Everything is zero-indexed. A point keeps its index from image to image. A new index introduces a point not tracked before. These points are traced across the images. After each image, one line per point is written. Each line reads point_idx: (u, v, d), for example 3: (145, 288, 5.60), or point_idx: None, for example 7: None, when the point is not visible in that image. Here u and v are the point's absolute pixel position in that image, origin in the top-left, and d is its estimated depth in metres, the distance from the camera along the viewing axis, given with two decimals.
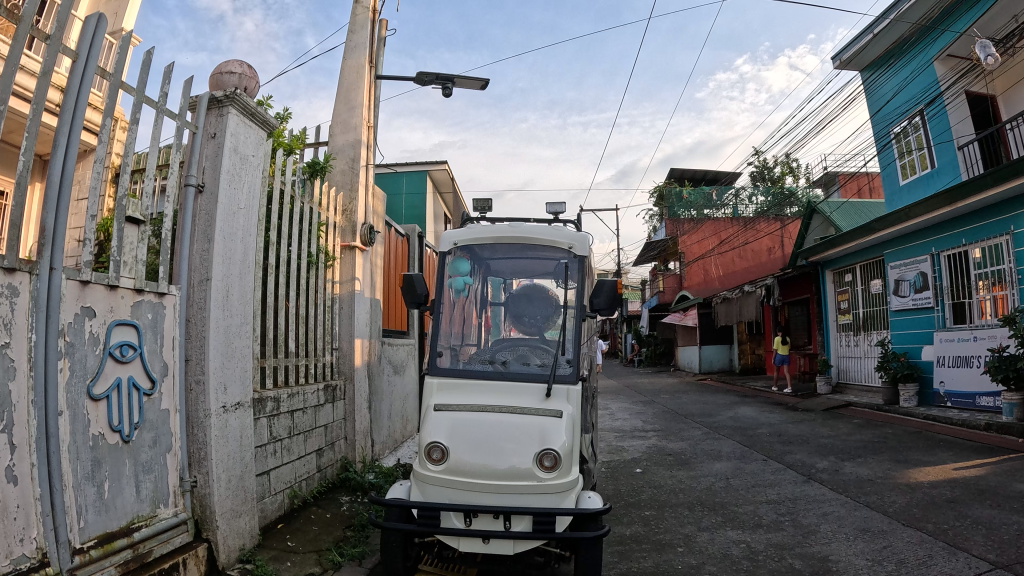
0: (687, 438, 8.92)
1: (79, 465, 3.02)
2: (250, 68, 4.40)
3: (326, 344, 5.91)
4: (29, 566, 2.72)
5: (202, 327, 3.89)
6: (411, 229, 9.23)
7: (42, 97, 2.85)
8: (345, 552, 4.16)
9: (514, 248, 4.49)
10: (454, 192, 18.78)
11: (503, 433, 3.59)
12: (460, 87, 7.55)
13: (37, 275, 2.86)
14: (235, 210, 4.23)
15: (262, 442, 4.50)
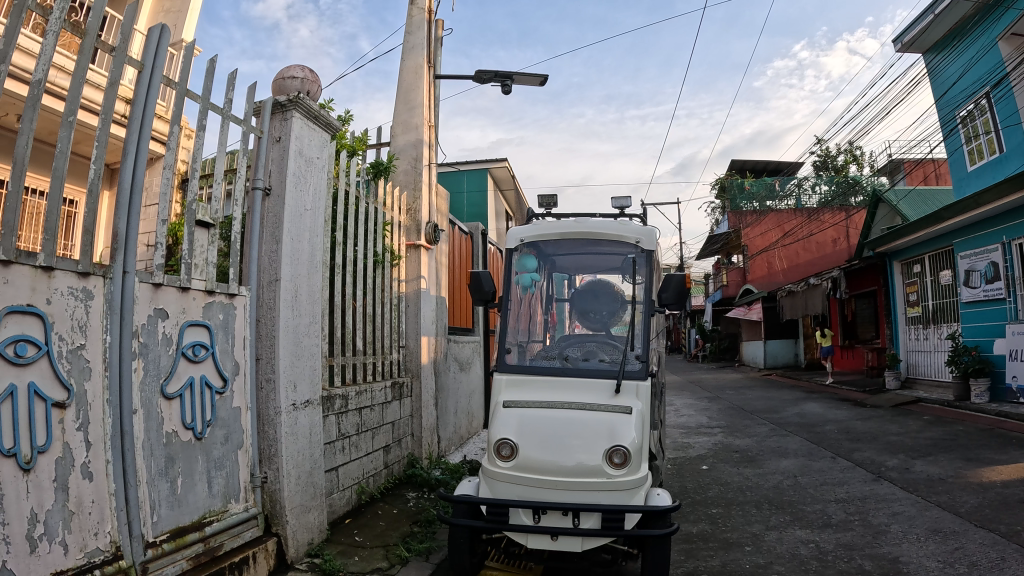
0: (754, 435, 8.72)
1: (153, 461, 3.13)
2: (312, 71, 4.46)
3: (393, 342, 5.99)
4: (102, 559, 2.81)
5: (272, 328, 3.99)
6: (474, 227, 9.27)
7: (109, 107, 2.95)
8: (412, 548, 4.18)
9: (579, 244, 4.46)
10: (515, 190, 18.83)
11: (571, 429, 3.57)
12: (520, 84, 7.55)
13: (110, 279, 2.97)
14: (302, 211, 4.32)
15: (330, 439, 4.58)
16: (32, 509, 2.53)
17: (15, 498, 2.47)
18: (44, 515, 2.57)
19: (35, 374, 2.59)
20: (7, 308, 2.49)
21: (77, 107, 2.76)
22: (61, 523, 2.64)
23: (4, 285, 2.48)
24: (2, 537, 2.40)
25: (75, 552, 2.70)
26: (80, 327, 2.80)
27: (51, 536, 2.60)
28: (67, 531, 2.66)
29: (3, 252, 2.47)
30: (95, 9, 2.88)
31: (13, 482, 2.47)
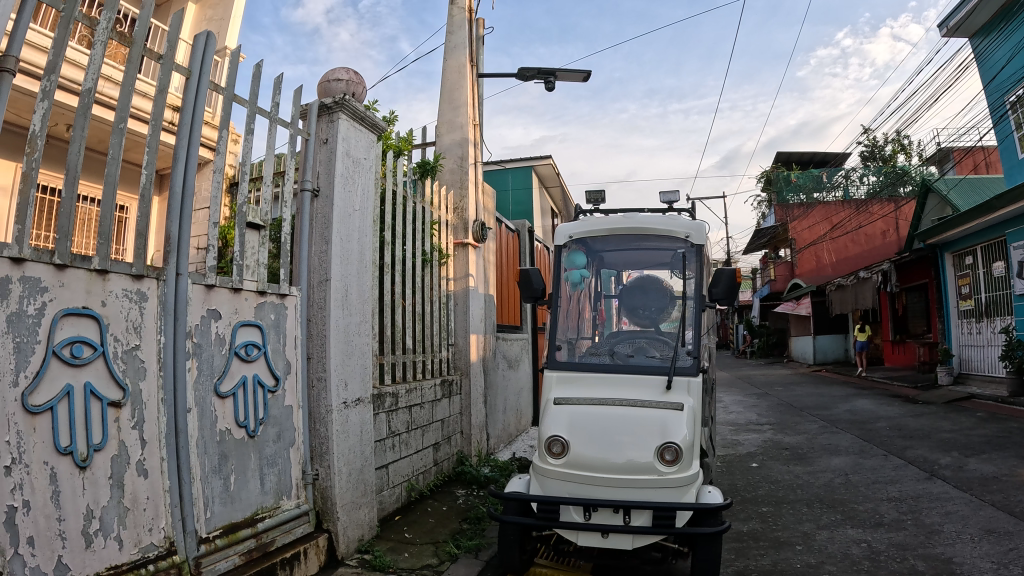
0: (804, 432, 8.55)
1: (207, 459, 3.21)
2: (357, 73, 4.50)
3: (442, 340, 6.03)
4: (156, 554, 2.89)
5: (322, 327, 4.05)
6: (521, 225, 9.27)
7: (158, 114, 3.02)
8: (462, 545, 4.20)
9: (627, 240, 4.42)
10: (560, 187, 18.76)
11: (621, 426, 3.54)
12: (563, 81, 7.52)
13: (164, 280, 3.05)
14: (351, 211, 4.38)
15: (381, 436, 4.64)
16: (88, 506, 2.61)
17: (71, 495, 2.55)
18: (100, 511, 2.65)
19: (91, 375, 2.67)
20: (64, 310, 2.57)
21: (127, 114, 2.84)
22: (116, 519, 2.72)
23: (59, 287, 2.56)
24: (59, 532, 2.49)
25: (131, 547, 2.78)
26: (135, 328, 2.89)
27: (106, 532, 2.67)
28: (122, 527, 2.74)
29: (58, 257, 2.55)
30: (142, 19, 2.95)
31: (70, 479, 2.55)
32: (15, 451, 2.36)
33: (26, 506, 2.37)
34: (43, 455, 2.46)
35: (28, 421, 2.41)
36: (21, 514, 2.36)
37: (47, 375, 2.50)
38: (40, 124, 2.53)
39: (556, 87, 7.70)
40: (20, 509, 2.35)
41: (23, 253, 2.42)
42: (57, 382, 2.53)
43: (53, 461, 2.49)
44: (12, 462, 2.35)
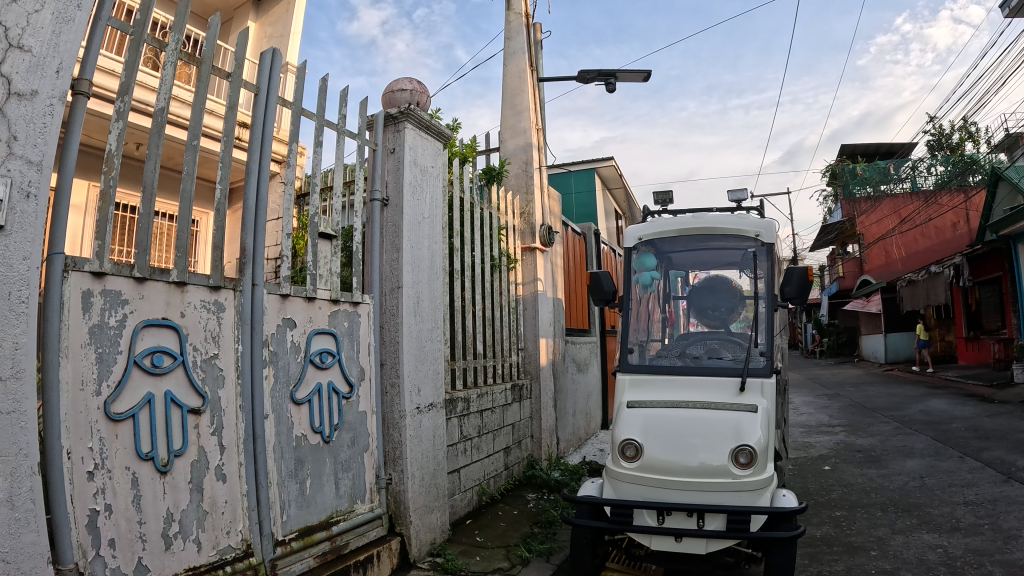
0: (877, 434, 8.27)
1: (284, 464, 3.29)
2: (420, 83, 4.54)
3: (512, 344, 6.06)
4: (234, 556, 2.97)
5: (395, 333, 4.11)
6: (587, 228, 9.24)
7: (230, 130, 3.11)
8: (533, 549, 4.19)
9: (697, 239, 4.35)
10: (624, 188, 18.59)
11: (694, 428, 3.49)
12: (623, 81, 7.48)
13: (241, 291, 3.15)
14: (420, 219, 4.43)
15: (453, 441, 4.69)
16: (168, 509, 2.70)
17: (152, 499, 2.64)
18: (180, 514, 2.74)
19: (171, 384, 2.77)
20: (144, 321, 2.68)
21: (200, 131, 2.93)
22: (195, 522, 2.81)
23: (139, 300, 2.67)
24: (139, 535, 2.58)
25: (209, 549, 2.86)
26: (213, 338, 2.98)
27: (185, 534, 2.76)
28: (201, 530, 2.83)
29: (138, 270, 2.66)
30: (209, 40, 3.02)
31: (151, 484, 2.64)
32: (99, 457, 2.46)
33: (107, 509, 2.47)
34: (125, 461, 2.55)
35: (111, 427, 2.51)
36: (103, 517, 2.46)
37: (129, 384, 2.60)
38: (115, 144, 2.56)
39: (617, 88, 7.66)
40: (102, 512, 2.45)
41: (104, 267, 2.53)
42: (138, 391, 2.64)
43: (134, 466, 2.58)
44: (95, 467, 2.45)
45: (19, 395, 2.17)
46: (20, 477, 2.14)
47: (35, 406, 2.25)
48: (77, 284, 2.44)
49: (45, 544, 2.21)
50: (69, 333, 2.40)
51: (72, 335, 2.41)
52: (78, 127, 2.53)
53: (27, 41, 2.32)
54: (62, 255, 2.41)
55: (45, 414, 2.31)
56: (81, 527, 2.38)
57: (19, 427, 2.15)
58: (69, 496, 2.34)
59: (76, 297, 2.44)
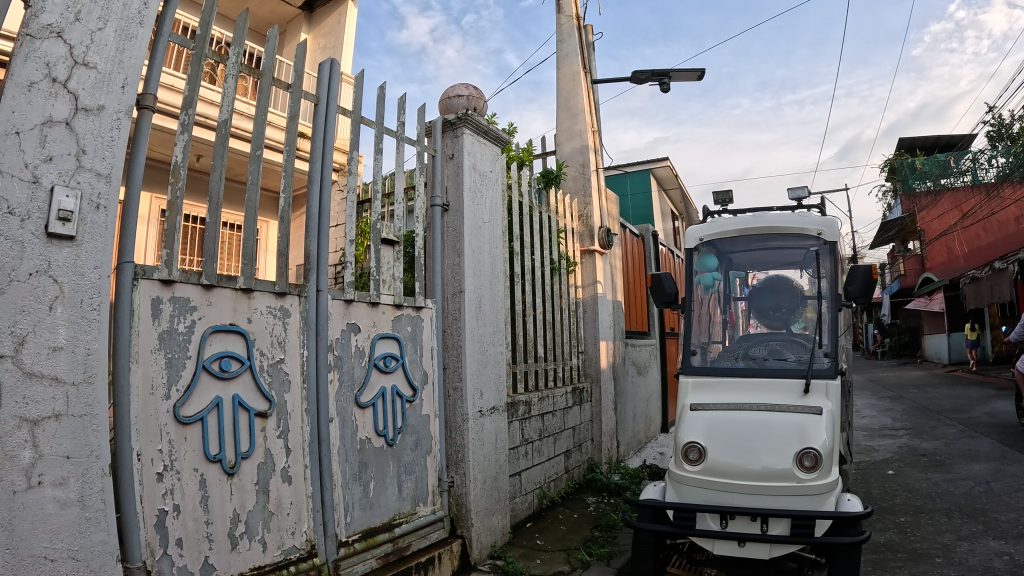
0: (942, 437, 8.00)
1: (348, 466, 3.35)
2: (477, 89, 4.57)
3: (573, 347, 6.05)
4: (298, 556, 3.02)
5: (457, 337, 4.16)
6: (646, 229, 9.17)
7: (292, 140, 3.17)
8: (594, 552, 4.17)
9: (758, 239, 4.28)
10: (681, 189, 18.33)
11: (757, 431, 3.43)
12: (677, 81, 7.40)
13: (306, 297, 3.22)
14: (480, 224, 4.46)
15: (515, 444, 4.70)
16: (235, 510, 2.77)
17: (219, 500, 2.71)
18: (246, 515, 2.81)
19: (239, 388, 2.84)
20: (212, 327, 2.76)
21: (263, 141, 3.00)
22: (261, 523, 2.87)
23: (207, 306, 2.74)
24: (207, 535, 2.65)
25: (274, 549, 2.92)
26: (279, 343, 3.05)
27: (251, 534, 2.83)
28: (266, 530, 2.89)
29: (205, 278, 2.73)
30: (269, 52, 3.09)
31: (219, 485, 2.72)
32: (168, 459, 2.54)
33: (175, 509, 2.54)
34: (193, 462, 2.63)
35: (180, 430, 2.59)
36: (171, 517, 2.53)
37: (197, 389, 2.67)
38: (181, 156, 2.62)
39: (671, 87, 7.58)
40: (171, 512, 2.53)
41: (173, 275, 2.61)
42: (207, 395, 2.71)
43: (203, 468, 2.66)
44: (164, 469, 2.52)
45: (91, 399, 2.25)
46: (91, 477, 2.22)
47: (106, 409, 2.34)
48: (146, 292, 2.53)
49: (115, 543, 2.29)
50: (139, 338, 2.48)
51: (142, 340, 2.49)
52: (144, 140, 2.61)
53: (92, 58, 2.40)
54: (132, 264, 2.50)
55: (117, 417, 2.39)
56: (150, 527, 2.45)
57: (91, 430, 2.24)
58: (139, 496, 2.42)
59: (146, 304, 2.52)
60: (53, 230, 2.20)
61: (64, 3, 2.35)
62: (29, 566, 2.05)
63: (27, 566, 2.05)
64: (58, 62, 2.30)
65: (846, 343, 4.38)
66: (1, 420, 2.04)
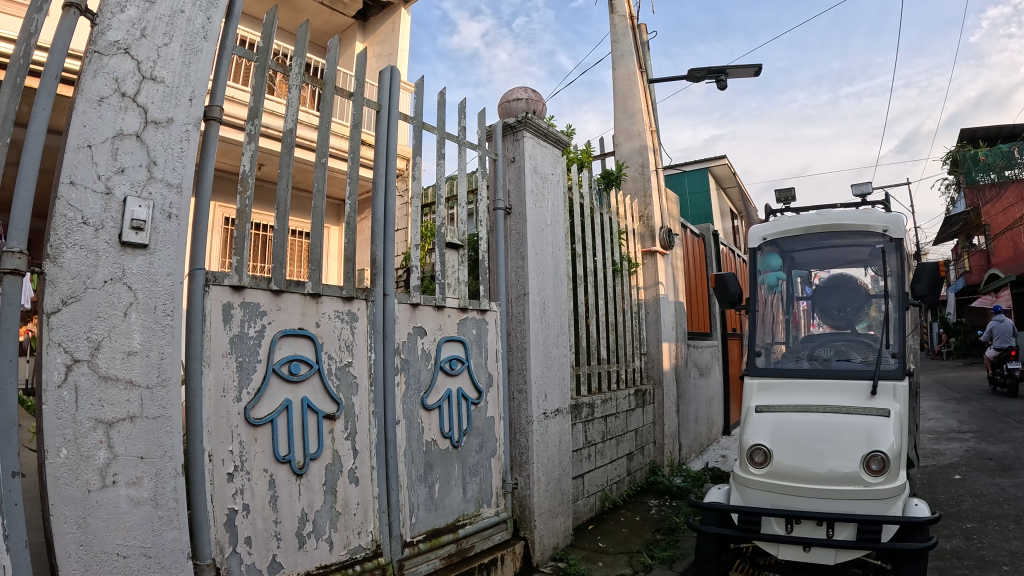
0: (1013, 441, 7.68)
1: (414, 468, 3.39)
2: (535, 92, 4.58)
3: (635, 349, 6.02)
4: (364, 555, 3.06)
5: (522, 339, 4.17)
6: (706, 229, 9.06)
7: (356, 147, 3.22)
8: (657, 556, 4.12)
9: (821, 237, 4.21)
10: (739, 187, 18.04)
11: (823, 433, 3.36)
12: (734, 77, 7.29)
13: (372, 301, 3.28)
14: (543, 227, 4.47)
15: (578, 446, 4.70)
16: (303, 509, 2.82)
17: (288, 500, 2.77)
18: (314, 515, 2.86)
19: (308, 390, 2.90)
20: (282, 331, 2.82)
21: (327, 149, 3.05)
22: (328, 522, 2.93)
23: (276, 311, 2.81)
24: (275, 534, 2.71)
25: (340, 548, 2.97)
26: (347, 346, 3.11)
27: (318, 534, 2.88)
28: (333, 529, 2.94)
29: (275, 283, 2.80)
30: (330, 62, 3.14)
31: (288, 485, 2.78)
32: (238, 459, 2.61)
33: (245, 509, 2.60)
34: (263, 463, 2.69)
35: (250, 432, 2.65)
36: (241, 516, 2.59)
37: (267, 391, 2.74)
38: (249, 165, 2.68)
39: (728, 85, 7.48)
40: (241, 512, 2.59)
41: (243, 281, 2.67)
42: (276, 397, 2.78)
43: (272, 468, 2.72)
44: (235, 469, 2.59)
45: (166, 401, 2.32)
46: (164, 477, 2.29)
47: (180, 411, 2.41)
48: (218, 298, 2.60)
49: (186, 541, 2.35)
50: (211, 342, 2.55)
51: (214, 344, 2.56)
52: (212, 151, 2.69)
53: (159, 73, 2.48)
54: (204, 271, 2.57)
55: (190, 418, 2.46)
56: (220, 525, 2.52)
57: (164, 431, 2.31)
58: (210, 496, 2.49)
59: (217, 309, 2.59)
60: (126, 239, 2.27)
61: (130, 20, 2.42)
62: (102, 563, 2.13)
63: (100, 562, 2.12)
64: (126, 77, 2.38)
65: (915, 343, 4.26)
66: (78, 422, 2.12)
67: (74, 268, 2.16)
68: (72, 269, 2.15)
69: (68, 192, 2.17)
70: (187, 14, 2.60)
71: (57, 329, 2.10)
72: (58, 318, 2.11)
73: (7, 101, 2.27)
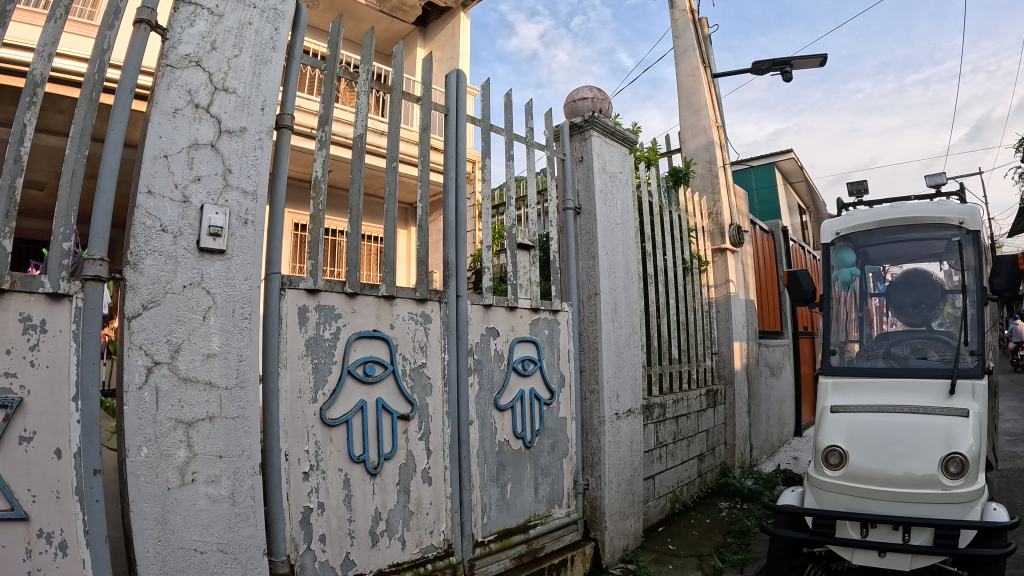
0: None
1: (486, 468, 3.42)
2: (600, 90, 4.57)
3: (706, 348, 5.95)
4: (435, 554, 3.10)
5: (594, 340, 4.16)
6: (776, 225, 8.88)
7: (425, 150, 3.26)
8: (727, 559, 4.04)
9: (894, 230, 4.09)
10: (806, 181, 17.65)
11: (900, 434, 3.26)
12: (799, 69, 7.14)
13: (446, 302, 3.31)
14: (613, 226, 4.45)
15: (650, 447, 4.67)
16: (377, 508, 2.87)
17: (362, 499, 2.82)
18: (387, 514, 2.91)
19: (382, 391, 2.94)
20: (357, 333, 2.87)
21: (397, 153, 3.09)
22: (401, 521, 2.97)
23: (351, 313, 2.86)
24: (348, 531, 2.76)
25: (412, 547, 3.01)
26: (421, 348, 3.14)
27: (391, 533, 2.92)
28: (406, 529, 2.98)
29: (349, 287, 2.85)
30: (397, 68, 3.19)
31: (362, 484, 2.83)
32: (314, 459, 2.66)
33: (320, 507, 2.66)
34: (338, 462, 2.75)
35: (325, 432, 2.71)
36: (316, 514, 2.65)
37: (343, 392, 2.79)
38: (321, 171, 2.74)
39: (793, 76, 7.33)
40: (315, 509, 2.65)
41: (318, 284, 2.73)
42: (351, 398, 2.83)
43: (347, 468, 2.77)
44: (311, 468, 2.65)
45: (244, 402, 2.39)
46: (242, 475, 2.36)
47: (258, 412, 2.48)
48: (294, 301, 2.67)
49: (262, 538, 2.41)
50: (287, 345, 2.62)
51: (290, 346, 2.63)
52: (285, 159, 2.76)
53: (231, 84, 2.55)
54: (279, 275, 2.64)
55: (268, 418, 2.54)
56: (295, 522, 2.58)
57: (242, 431, 2.38)
58: (286, 494, 2.55)
59: (294, 312, 2.65)
60: (203, 245, 2.34)
61: (199, 34, 2.49)
62: (180, 558, 2.20)
63: (179, 558, 2.20)
64: (199, 88, 2.45)
65: (994, 340, 4.11)
66: (159, 422, 2.20)
67: (153, 274, 2.24)
68: (153, 275, 2.24)
69: (146, 201, 2.25)
70: (255, 26, 2.66)
71: (138, 332, 2.18)
72: (139, 322, 2.19)
73: (85, 116, 2.36)
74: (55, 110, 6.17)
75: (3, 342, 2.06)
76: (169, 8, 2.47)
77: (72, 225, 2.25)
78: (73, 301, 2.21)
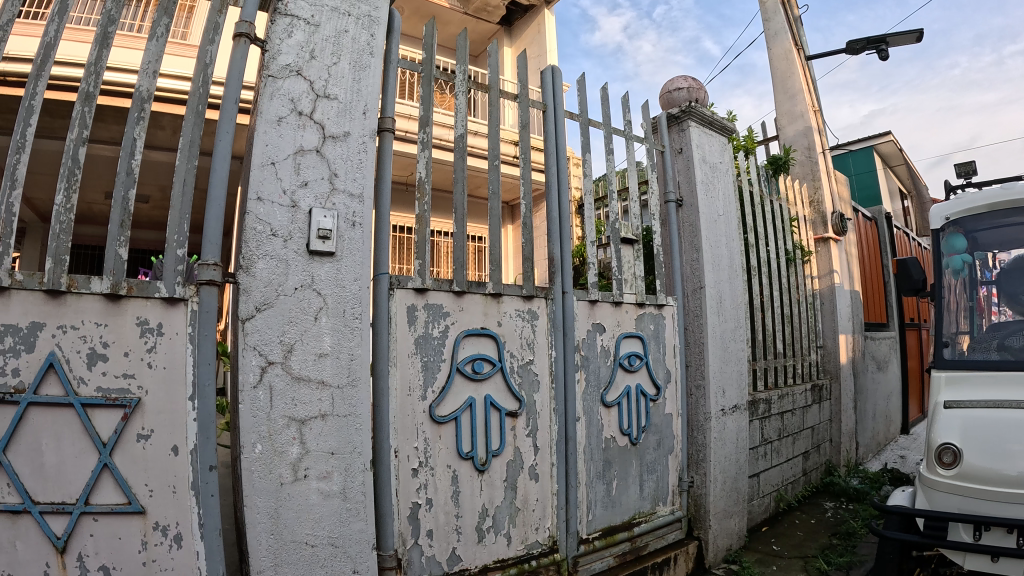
0: None
1: (592, 465, 3.45)
2: (697, 80, 4.55)
3: (811, 342, 5.82)
4: (541, 551, 3.14)
5: (700, 334, 4.13)
6: (879, 211, 8.56)
7: (526, 149, 3.31)
8: (833, 561, 3.93)
9: (1006, 213, 3.89)
10: (907, 165, 16.88)
11: (1017, 432, 3.09)
12: (896, 45, 6.87)
13: (552, 299, 3.35)
14: (716, 219, 4.40)
15: (755, 444, 4.59)
16: (484, 504, 2.94)
17: (471, 495, 2.90)
18: (494, 510, 2.98)
19: (490, 388, 3.02)
20: (465, 331, 2.95)
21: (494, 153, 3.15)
22: (507, 518, 3.03)
23: (459, 311, 2.94)
24: (455, 527, 2.84)
25: (518, 543, 3.06)
26: (528, 344, 3.20)
27: (497, 528, 2.99)
28: (512, 525, 3.04)
29: (456, 285, 2.93)
30: (493, 68, 3.25)
31: (470, 481, 2.90)
32: (423, 455, 2.75)
33: (428, 503, 2.75)
34: (447, 459, 2.83)
35: (435, 429, 2.80)
36: (424, 509, 2.74)
37: (451, 389, 2.87)
38: (424, 172, 2.83)
39: (890, 54, 7.06)
40: (424, 505, 2.74)
41: (425, 283, 2.82)
42: (460, 396, 2.91)
43: (455, 464, 2.85)
44: (419, 465, 2.74)
45: (354, 400, 2.49)
46: (353, 472, 2.46)
47: (370, 409, 2.58)
48: (403, 301, 2.77)
49: (371, 532, 2.50)
50: (397, 344, 2.72)
51: (400, 345, 2.73)
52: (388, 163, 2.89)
53: (333, 90, 2.66)
54: (388, 275, 2.76)
55: (380, 416, 2.64)
56: (404, 517, 2.68)
57: (354, 428, 2.48)
58: (396, 490, 2.65)
59: (403, 311, 2.76)
60: (313, 248, 2.45)
61: (298, 44, 2.62)
62: (291, 550, 2.32)
63: (290, 550, 2.32)
64: (301, 96, 2.58)
65: None
66: (272, 419, 2.32)
67: (266, 277, 2.37)
68: (266, 278, 2.37)
69: (256, 207, 2.39)
70: (351, 33, 2.77)
71: (252, 333, 2.31)
72: (252, 324, 2.32)
73: (193, 128, 2.50)
74: (158, 127, 6.58)
75: (122, 345, 2.22)
76: (268, 22, 2.61)
77: (185, 233, 2.40)
78: (188, 305, 2.35)
